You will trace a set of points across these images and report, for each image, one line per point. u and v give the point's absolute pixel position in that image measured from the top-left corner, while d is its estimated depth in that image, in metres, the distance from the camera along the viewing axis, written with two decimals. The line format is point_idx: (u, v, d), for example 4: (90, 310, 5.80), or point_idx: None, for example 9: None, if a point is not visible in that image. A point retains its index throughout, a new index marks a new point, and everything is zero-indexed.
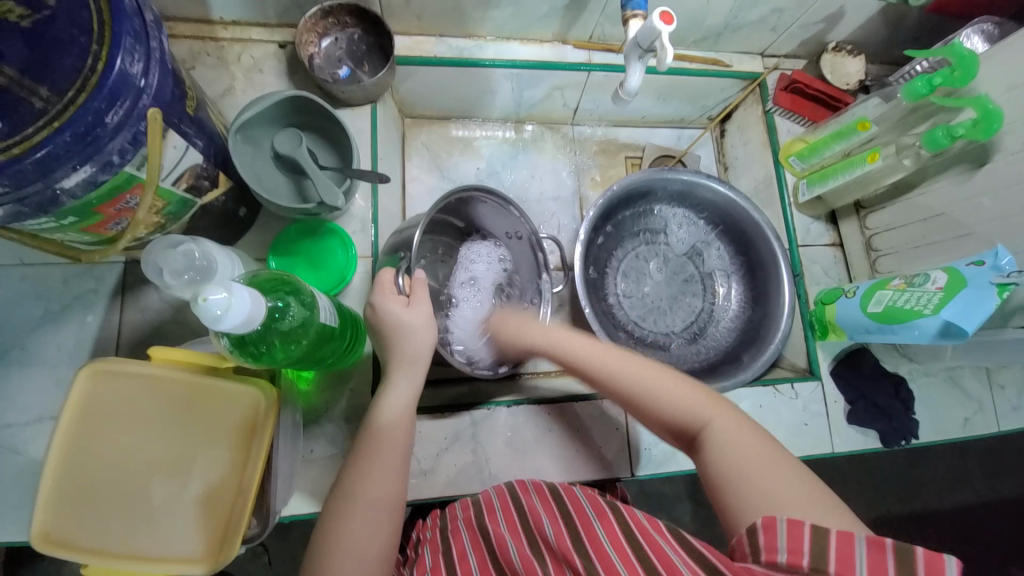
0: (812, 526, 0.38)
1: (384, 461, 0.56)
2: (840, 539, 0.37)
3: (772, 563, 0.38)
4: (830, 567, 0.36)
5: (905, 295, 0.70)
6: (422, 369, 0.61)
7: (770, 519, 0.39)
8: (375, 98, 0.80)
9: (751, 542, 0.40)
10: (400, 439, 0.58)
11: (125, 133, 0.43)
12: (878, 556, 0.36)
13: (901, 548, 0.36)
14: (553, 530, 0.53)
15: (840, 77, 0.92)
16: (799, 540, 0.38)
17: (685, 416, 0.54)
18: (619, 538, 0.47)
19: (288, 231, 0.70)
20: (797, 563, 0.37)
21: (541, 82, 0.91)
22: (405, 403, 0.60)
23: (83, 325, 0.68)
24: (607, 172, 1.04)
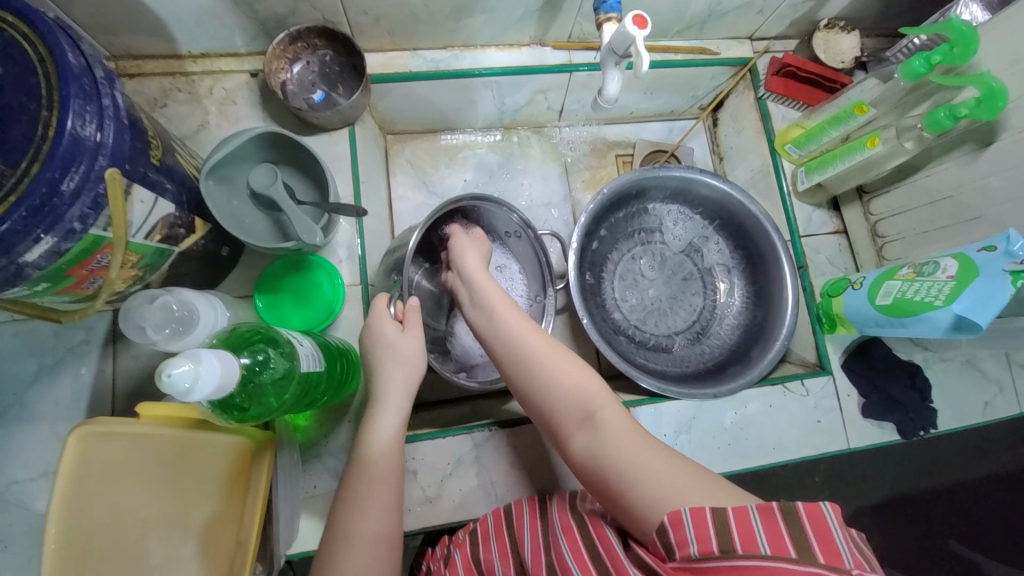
0: (713, 509, 0.40)
1: (375, 497, 0.55)
2: (738, 514, 0.40)
3: (687, 558, 0.40)
4: (736, 546, 0.38)
5: (914, 285, 0.67)
6: (407, 394, 0.61)
7: (676, 513, 0.41)
8: (352, 121, 0.78)
9: (665, 544, 0.41)
10: (390, 471, 0.57)
11: (84, 198, 0.42)
12: (772, 523, 0.39)
13: (787, 510, 0.39)
14: (529, 554, 0.56)
15: (834, 56, 0.88)
16: (703, 525, 0.40)
17: (582, 404, 0.53)
18: (580, 552, 0.51)
19: (274, 265, 0.69)
20: (707, 550, 0.39)
21: (523, 87, 0.89)
22: (395, 430, 0.59)
23: (78, 378, 0.67)
24: (598, 172, 1.01)
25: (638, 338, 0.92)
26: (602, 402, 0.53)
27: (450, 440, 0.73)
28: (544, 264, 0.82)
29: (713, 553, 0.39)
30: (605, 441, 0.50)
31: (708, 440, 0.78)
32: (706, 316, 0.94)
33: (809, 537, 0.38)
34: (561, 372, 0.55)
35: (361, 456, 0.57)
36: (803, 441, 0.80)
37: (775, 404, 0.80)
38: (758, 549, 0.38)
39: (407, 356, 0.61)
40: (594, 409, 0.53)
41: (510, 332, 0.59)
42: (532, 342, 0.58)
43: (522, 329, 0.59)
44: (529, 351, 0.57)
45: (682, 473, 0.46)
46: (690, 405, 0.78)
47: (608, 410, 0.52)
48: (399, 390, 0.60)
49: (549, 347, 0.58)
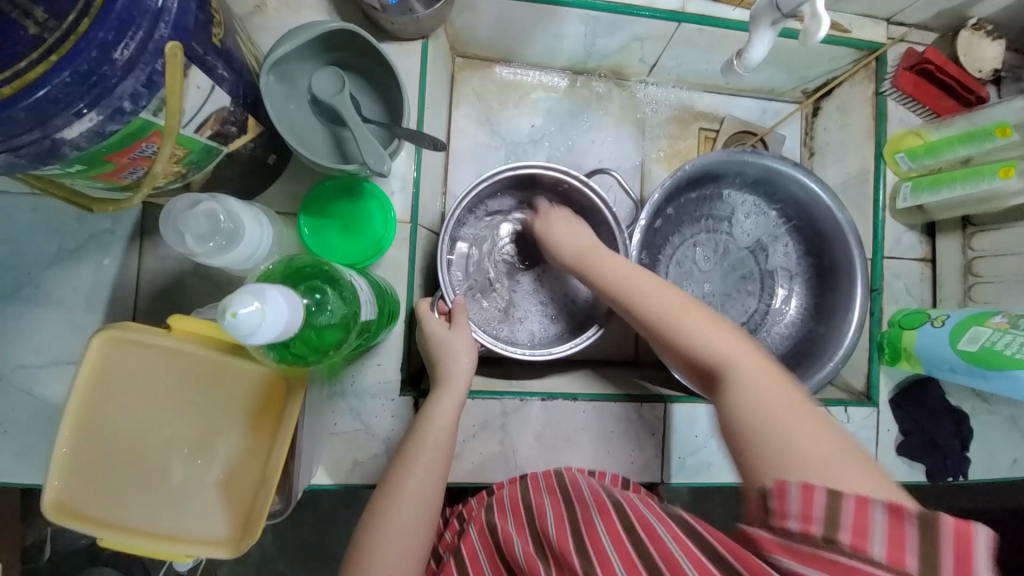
0: (826, 491, 0.36)
1: (428, 462, 0.56)
2: (857, 504, 0.35)
3: (783, 531, 0.37)
4: (842, 537, 0.35)
5: (1006, 336, 0.62)
6: (465, 381, 0.62)
7: (782, 483, 0.38)
8: (427, 33, 0.68)
9: (762, 506, 0.39)
10: (444, 441, 0.58)
11: (137, 72, 0.35)
12: (898, 527, 0.35)
13: (925, 517, 0.34)
14: (556, 531, 0.52)
15: (972, 62, 0.76)
16: (812, 506, 0.36)
17: (709, 353, 0.49)
18: (622, 537, 0.47)
19: (322, 186, 0.62)
20: (808, 531, 0.36)
21: (620, 30, 0.77)
22: (454, 411, 0.60)
23: (100, 269, 0.62)
24: (677, 144, 0.91)
25: None
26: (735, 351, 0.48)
27: (478, 403, 0.70)
28: (614, 226, 0.74)
29: (814, 538, 0.36)
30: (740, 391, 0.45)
31: None
32: (756, 320, 0.89)
33: (944, 556, 0.33)
34: (684, 318, 0.52)
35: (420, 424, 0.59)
36: None
37: None
38: (867, 549, 0.34)
39: (459, 347, 0.63)
40: (720, 358, 0.48)
41: (623, 279, 0.58)
42: (660, 298, 0.54)
43: (636, 287, 0.56)
44: (654, 311, 0.54)
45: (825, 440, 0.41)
46: None
47: (746, 359, 0.47)
48: (457, 375, 0.62)
49: (673, 301, 0.54)
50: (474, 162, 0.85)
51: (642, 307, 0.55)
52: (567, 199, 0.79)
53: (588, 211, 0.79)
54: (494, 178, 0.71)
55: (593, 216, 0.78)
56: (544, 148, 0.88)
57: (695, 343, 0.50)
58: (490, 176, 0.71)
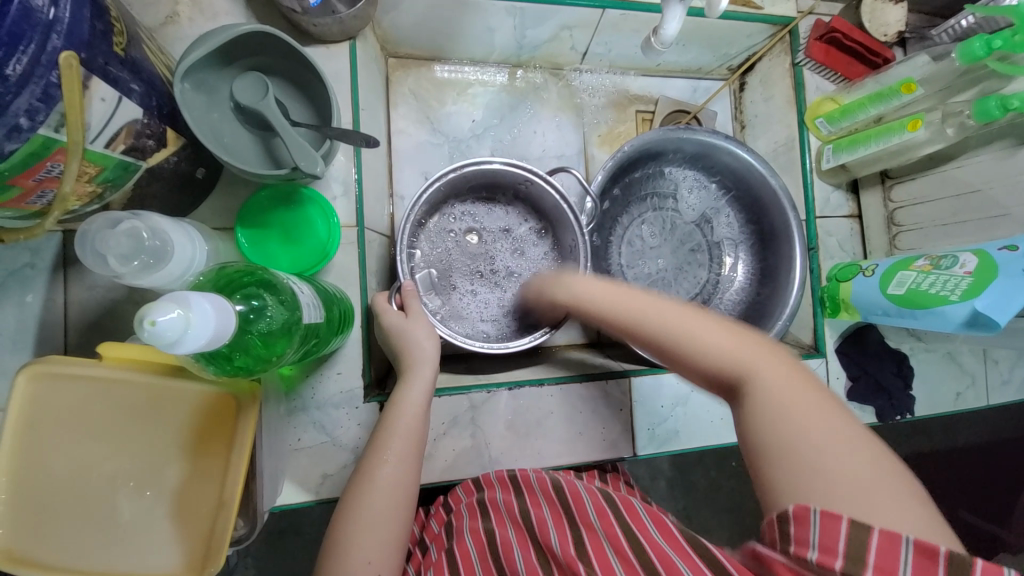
0: (852, 524, 0.35)
1: (397, 446, 0.56)
2: (883, 539, 0.35)
3: (801, 556, 0.37)
4: (865, 571, 0.34)
5: (930, 278, 0.67)
6: (429, 364, 0.61)
7: (803, 509, 0.37)
8: (354, 34, 0.67)
9: (780, 530, 0.38)
10: (414, 427, 0.57)
11: (33, 86, 0.33)
12: (926, 566, 0.34)
13: (955, 558, 0.34)
14: (558, 540, 0.51)
15: (878, 27, 0.82)
16: (832, 538, 0.35)
17: (725, 363, 0.44)
18: (621, 539, 0.48)
19: (257, 196, 0.60)
20: (827, 562, 0.35)
21: (548, 19, 0.79)
22: (423, 398, 0.59)
23: (23, 306, 0.58)
24: (616, 128, 0.93)
25: None
26: (757, 357, 0.44)
27: (445, 400, 0.69)
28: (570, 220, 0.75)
29: (833, 568, 0.35)
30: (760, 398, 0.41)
31: (703, 414, 0.78)
32: (709, 290, 0.92)
33: None
34: (695, 336, 0.46)
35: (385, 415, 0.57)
36: None
37: None
38: None
39: (420, 330, 0.62)
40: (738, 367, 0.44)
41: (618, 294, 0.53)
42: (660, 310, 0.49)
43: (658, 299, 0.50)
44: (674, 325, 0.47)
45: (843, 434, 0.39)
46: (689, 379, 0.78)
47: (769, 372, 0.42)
48: (422, 359, 0.61)
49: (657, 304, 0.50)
50: (418, 162, 0.85)
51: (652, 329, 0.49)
52: (524, 191, 0.80)
53: (541, 202, 0.80)
54: (454, 172, 0.71)
55: (545, 208, 0.79)
56: (489, 142, 0.88)
57: (697, 347, 0.46)
58: (450, 172, 0.70)
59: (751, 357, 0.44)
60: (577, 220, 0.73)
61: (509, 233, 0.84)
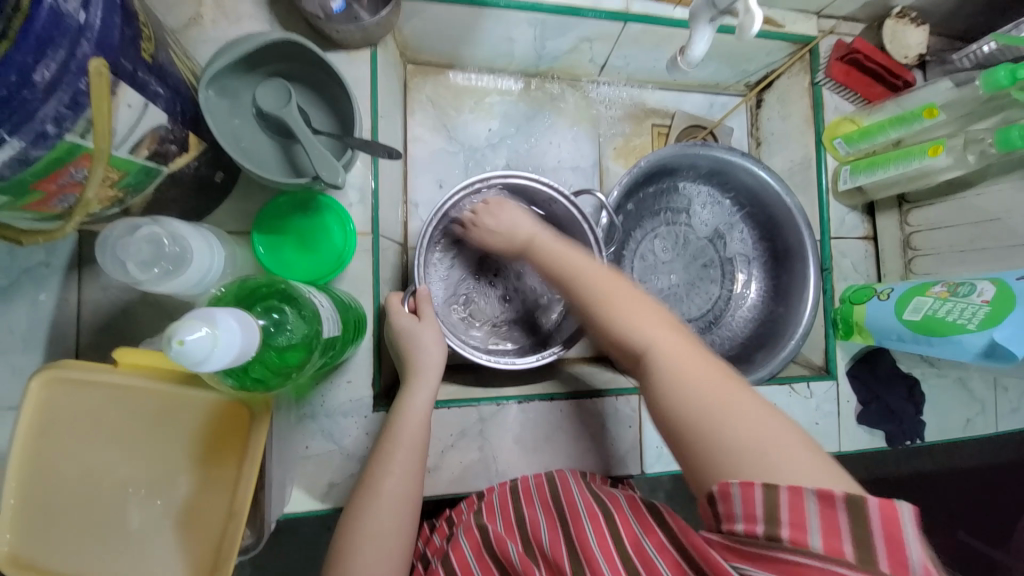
0: (765, 487, 0.37)
1: (404, 457, 0.55)
2: (791, 496, 0.37)
3: (732, 533, 0.38)
4: (781, 532, 0.36)
5: (946, 305, 0.67)
6: (435, 371, 0.61)
7: (725, 485, 0.39)
8: (375, 41, 0.67)
9: (713, 511, 0.40)
10: (417, 438, 0.57)
11: (60, 93, 0.33)
12: (830, 514, 0.36)
13: (851, 501, 0.35)
14: (548, 540, 0.51)
15: (899, 49, 0.82)
16: (751, 505, 0.37)
17: (644, 342, 0.49)
18: (608, 540, 0.47)
19: (275, 202, 0.60)
20: (752, 531, 0.37)
21: (569, 31, 0.78)
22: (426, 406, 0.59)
23: (36, 305, 0.58)
24: (632, 141, 0.93)
25: None
26: (665, 337, 0.48)
27: (454, 411, 0.69)
28: (588, 235, 0.72)
29: (758, 537, 0.37)
30: (660, 369, 0.47)
31: None
32: (721, 306, 0.92)
33: (874, 539, 0.34)
34: (622, 318, 0.51)
35: (395, 428, 0.57)
36: None
37: (779, 403, 0.80)
38: (806, 542, 0.35)
39: (427, 337, 0.62)
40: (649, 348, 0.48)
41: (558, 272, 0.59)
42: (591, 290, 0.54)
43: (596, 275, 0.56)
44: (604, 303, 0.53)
45: (735, 397, 0.43)
46: None
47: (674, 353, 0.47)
48: (430, 367, 0.61)
49: (604, 280, 0.55)
50: (433, 169, 0.85)
51: (587, 304, 0.54)
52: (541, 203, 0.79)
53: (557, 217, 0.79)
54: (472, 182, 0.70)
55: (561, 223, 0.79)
56: (504, 151, 0.88)
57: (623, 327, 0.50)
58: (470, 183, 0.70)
59: (665, 341, 0.48)
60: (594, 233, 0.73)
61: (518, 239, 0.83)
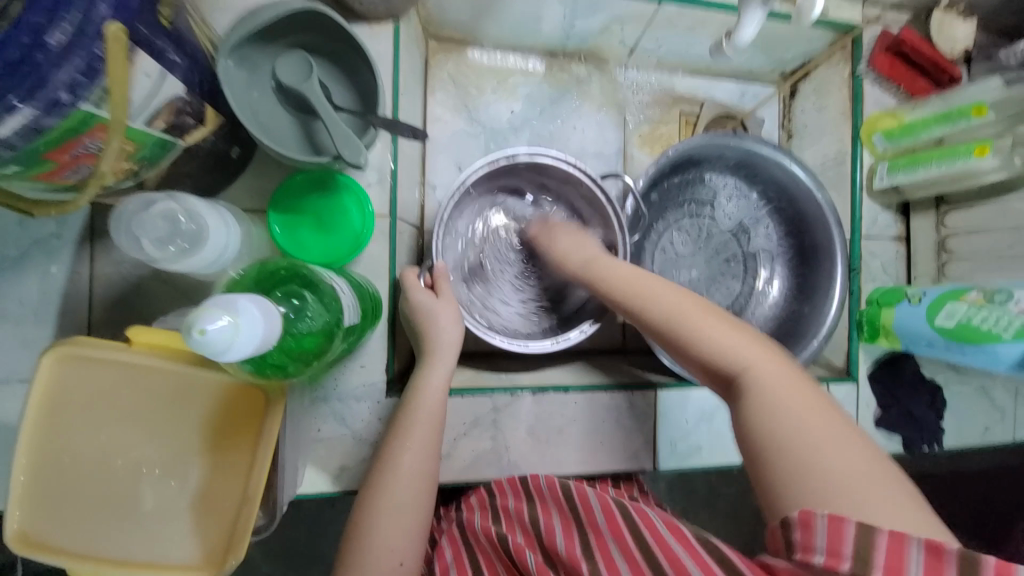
0: (861, 526, 0.34)
1: (418, 440, 0.55)
2: (892, 539, 0.33)
3: (807, 562, 0.35)
4: (874, 571, 0.33)
5: (982, 312, 0.64)
6: (451, 353, 0.60)
7: (808, 514, 0.35)
8: (399, 14, 0.64)
9: (785, 538, 0.36)
10: (433, 417, 0.56)
11: (75, 59, 0.31)
12: (935, 565, 0.33)
13: (966, 557, 0.32)
14: (563, 543, 0.52)
15: (944, 42, 0.77)
16: (839, 540, 0.34)
17: (733, 358, 0.47)
18: (628, 545, 0.48)
19: (292, 180, 0.58)
20: (835, 565, 0.34)
21: (600, 10, 0.75)
22: (441, 387, 0.58)
23: (47, 277, 0.56)
24: (658, 128, 0.89)
25: None
26: (750, 353, 0.46)
27: (468, 400, 0.68)
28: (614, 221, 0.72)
29: (841, 572, 0.34)
30: (752, 383, 0.44)
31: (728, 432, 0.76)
32: (742, 303, 0.89)
33: None
34: (707, 332, 0.49)
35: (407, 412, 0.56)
36: None
37: None
38: None
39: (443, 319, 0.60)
40: (736, 363, 0.46)
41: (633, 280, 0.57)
42: (664, 296, 0.54)
43: (638, 281, 0.57)
44: (661, 313, 0.52)
45: (803, 407, 0.41)
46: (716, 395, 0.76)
47: (764, 364, 0.45)
48: (448, 349, 0.60)
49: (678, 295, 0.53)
50: (452, 151, 0.82)
51: (647, 308, 0.54)
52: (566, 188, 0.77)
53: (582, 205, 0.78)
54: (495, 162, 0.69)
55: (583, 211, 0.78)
56: (526, 134, 0.85)
57: (708, 345, 0.48)
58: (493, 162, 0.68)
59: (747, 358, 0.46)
60: (620, 223, 0.71)
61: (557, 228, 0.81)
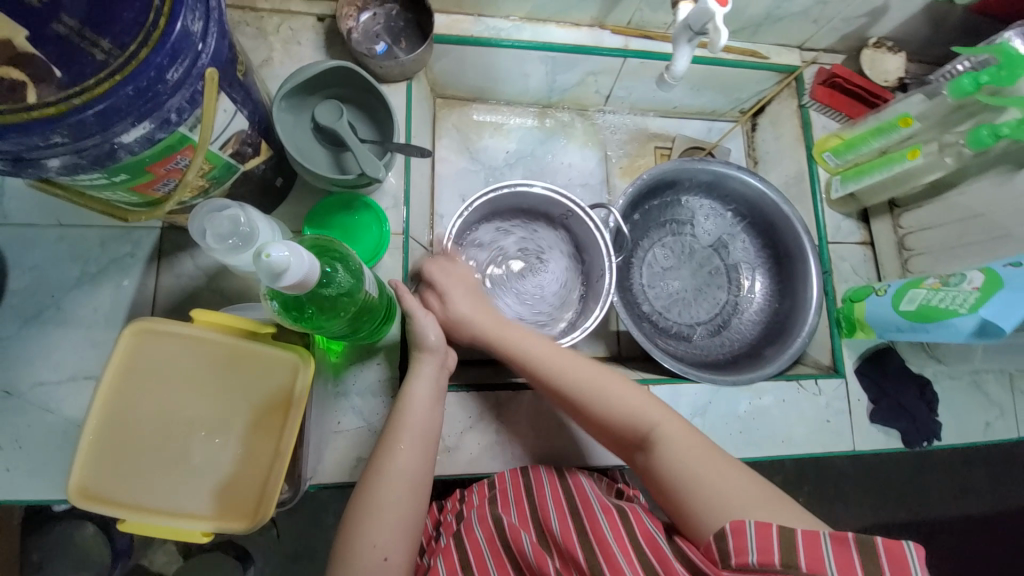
0: (778, 528, 0.45)
1: (408, 438, 0.61)
2: (806, 538, 0.44)
3: (743, 564, 0.45)
4: (794, 562, 0.44)
5: (939, 294, 0.70)
6: (439, 356, 0.66)
7: (739, 523, 0.46)
8: (411, 75, 0.80)
9: (721, 547, 0.46)
10: (424, 417, 0.63)
11: (183, 91, 0.44)
12: (840, 551, 0.44)
13: (859, 541, 0.44)
14: (560, 526, 0.58)
15: (879, 74, 0.90)
16: (767, 541, 0.45)
17: (637, 421, 0.60)
18: (625, 541, 0.53)
19: (326, 202, 0.70)
20: (766, 561, 0.44)
21: (576, 66, 0.91)
22: (430, 388, 0.65)
23: (119, 289, 0.68)
24: (636, 161, 1.02)
25: (661, 324, 0.94)
26: (652, 417, 0.59)
27: (472, 395, 0.74)
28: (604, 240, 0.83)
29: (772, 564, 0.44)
30: (662, 448, 0.57)
31: (722, 426, 0.80)
32: (729, 311, 0.96)
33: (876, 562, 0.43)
34: (615, 399, 0.61)
35: (401, 408, 0.63)
36: (812, 437, 0.81)
37: (787, 399, 0.82)
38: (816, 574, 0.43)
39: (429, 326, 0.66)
40: (641, 427, 0.59)
41: (551, 358, 0.65)
42: (581, 375, 0.63)
43: (556, 359, 0.65)
44: (581, 386, 0.63)
45: (696, 451, 0.55)
46: (705, 390, 0.81)
47: (661, 424, 0.58)
48: (437, 351, 0.66)
49: (569, 363, 0.65)
50: (456, 186, 0.95)
51: (566, 384, 0.63)
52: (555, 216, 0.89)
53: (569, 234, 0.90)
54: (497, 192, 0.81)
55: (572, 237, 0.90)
56: (520, 169, 0.99)
57: (619, 413, 0.61)
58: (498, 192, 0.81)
59: (648, 420, 0.59)
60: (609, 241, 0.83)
61: (537, 256, 0.91)
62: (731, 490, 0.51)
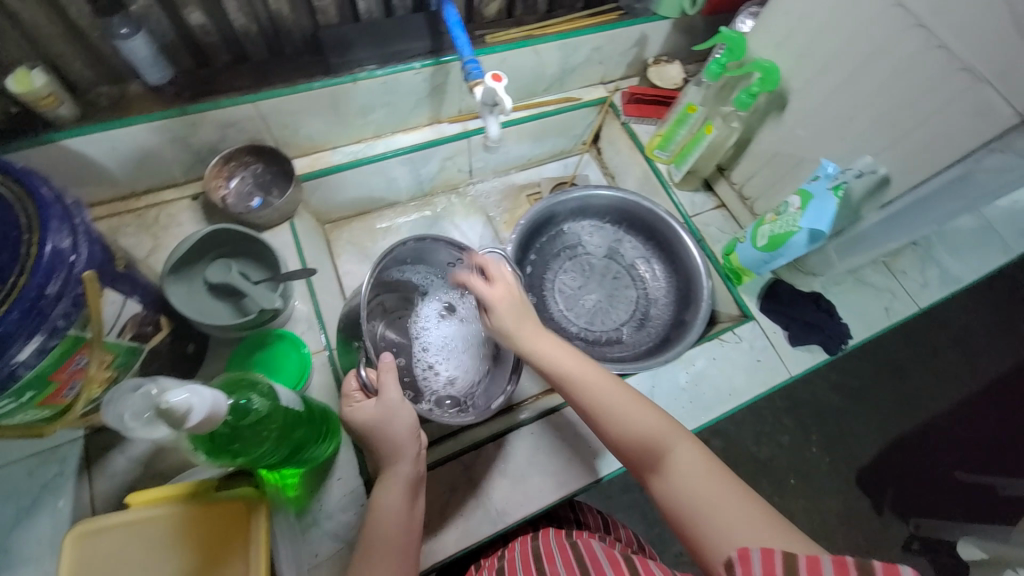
0: (788, 559, 0.42)
1: (383, 554, 0.58)
2: (814, 564, 0.41)
3: None
4: None
5: (778, 223, 0.83)
6: (412, 448, 0.65)
7: (745, 552, 0.43)
8: (290, 215, 0.89)
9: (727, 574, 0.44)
10: (398, 516, 0.61)
11: (66, 297, 0.49)
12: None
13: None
14: None
15: (668, 81, 1.10)
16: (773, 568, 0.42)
17: (656, 447, 0.59)
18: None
19: (241, 347, 0.75)
20: None
21: (432, 158, 1.05)
22: (402, 490, 0.63)
23: (56, 512, 0.66)
24: (515, 212, 1.18)
25: (591, 337, 1.02)
26: (676, 446, 0.58)
27: (440, 470, 0.76)
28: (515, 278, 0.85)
29: None
30: (680, 476, 0.56)
31: (673, 402, 0.86)
32: (643, 304, 1.06)
33: None
34: (639, 418, 0.61)
35: (377, 510, 0.62)
36: (751, 380, 0.89)
37: (717, 356, 0.90)
38: None
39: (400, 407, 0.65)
40: (663, 451, 0.58)
41: (584, 376, 0.66)
42: (609, 393, 0.64)
43: (595, 377, 0.66)
44: (607, 403, 0.63)
45: (717, 488, 0.54)
46: (645, 376, 0.87)
47: (685, 453, 0.57)
48: (402, 447, 0.64)
49: (600, 383, 0.65)
50: None
51: (594, 399, 0.64)
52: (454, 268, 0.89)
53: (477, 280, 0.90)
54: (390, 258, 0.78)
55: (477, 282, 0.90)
56: None
57: (637, 432, 0.61)
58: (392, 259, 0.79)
59: (669, 446, 0.58)
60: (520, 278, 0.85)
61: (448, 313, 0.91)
62: (747, 528, 0.50)
